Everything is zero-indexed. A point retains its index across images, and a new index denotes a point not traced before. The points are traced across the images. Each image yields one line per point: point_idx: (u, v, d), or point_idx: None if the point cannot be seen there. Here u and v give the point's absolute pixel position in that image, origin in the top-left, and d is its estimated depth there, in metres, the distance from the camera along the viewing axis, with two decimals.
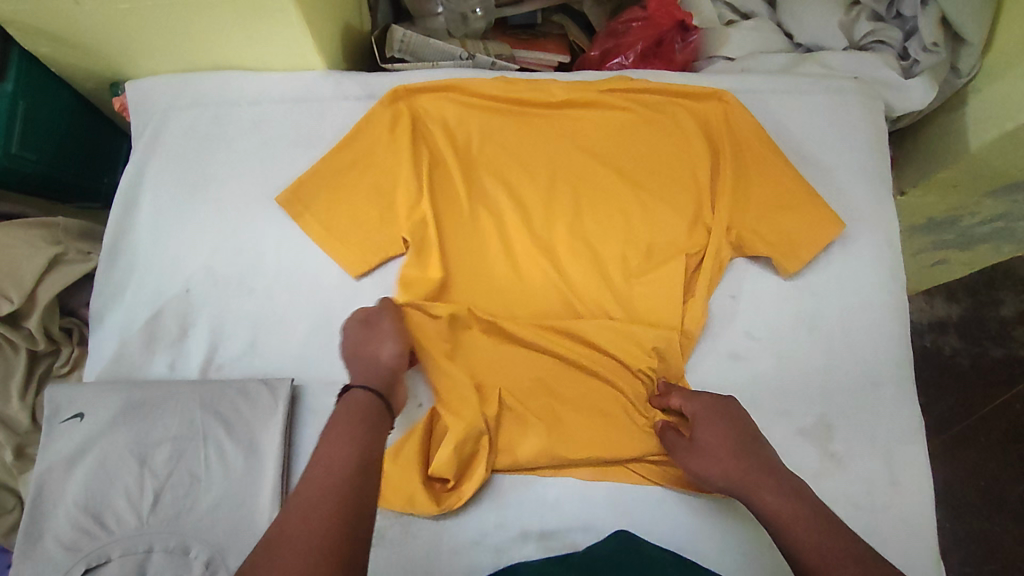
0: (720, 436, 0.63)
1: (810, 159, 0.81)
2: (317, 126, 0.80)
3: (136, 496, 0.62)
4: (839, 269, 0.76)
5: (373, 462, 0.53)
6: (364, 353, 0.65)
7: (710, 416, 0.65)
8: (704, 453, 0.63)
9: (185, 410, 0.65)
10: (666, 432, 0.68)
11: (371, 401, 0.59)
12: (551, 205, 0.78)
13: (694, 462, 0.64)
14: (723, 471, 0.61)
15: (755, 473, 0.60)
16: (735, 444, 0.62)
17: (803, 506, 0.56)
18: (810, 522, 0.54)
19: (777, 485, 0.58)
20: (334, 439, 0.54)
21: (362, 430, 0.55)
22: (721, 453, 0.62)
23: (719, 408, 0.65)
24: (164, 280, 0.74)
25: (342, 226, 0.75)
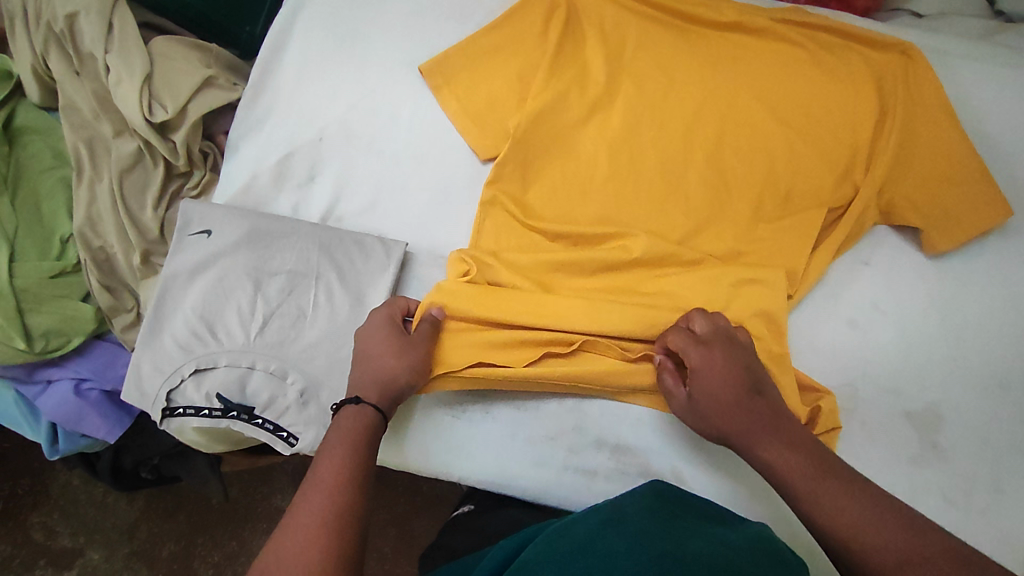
0: (726, 391, 0.58)
1: (988, 136, 0.74)
2: (472, 4, 0.78)
3: (247, 316, 0.66)
4: (990, 259, 0.71)
5: (357, 486, 0.52)
6: (376, 361, 0.61)
7: (712, 370, 0.59)
8: (698, 422, 0.60)
9: (303, 249, 0.67)
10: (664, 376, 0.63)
11: (368, 420, 0.58)
12: (695, 129, 0.74)
13: (693, 415, 0.60)
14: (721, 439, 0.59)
15: (751, 443, 0.57)
16: (734, 403, 0.58)
17: (789, 450, 0.55)
18: (798, 476, 0.53)
19: (770, 438, 0.56)
20: (319, 468, 0.53)
21: (356, 447, 0.55)
22: (722, 413, 0.58)
23: (717, 359, 0.59)
24: (300, 126, 0.75)
25: (478, 107, 0.74)
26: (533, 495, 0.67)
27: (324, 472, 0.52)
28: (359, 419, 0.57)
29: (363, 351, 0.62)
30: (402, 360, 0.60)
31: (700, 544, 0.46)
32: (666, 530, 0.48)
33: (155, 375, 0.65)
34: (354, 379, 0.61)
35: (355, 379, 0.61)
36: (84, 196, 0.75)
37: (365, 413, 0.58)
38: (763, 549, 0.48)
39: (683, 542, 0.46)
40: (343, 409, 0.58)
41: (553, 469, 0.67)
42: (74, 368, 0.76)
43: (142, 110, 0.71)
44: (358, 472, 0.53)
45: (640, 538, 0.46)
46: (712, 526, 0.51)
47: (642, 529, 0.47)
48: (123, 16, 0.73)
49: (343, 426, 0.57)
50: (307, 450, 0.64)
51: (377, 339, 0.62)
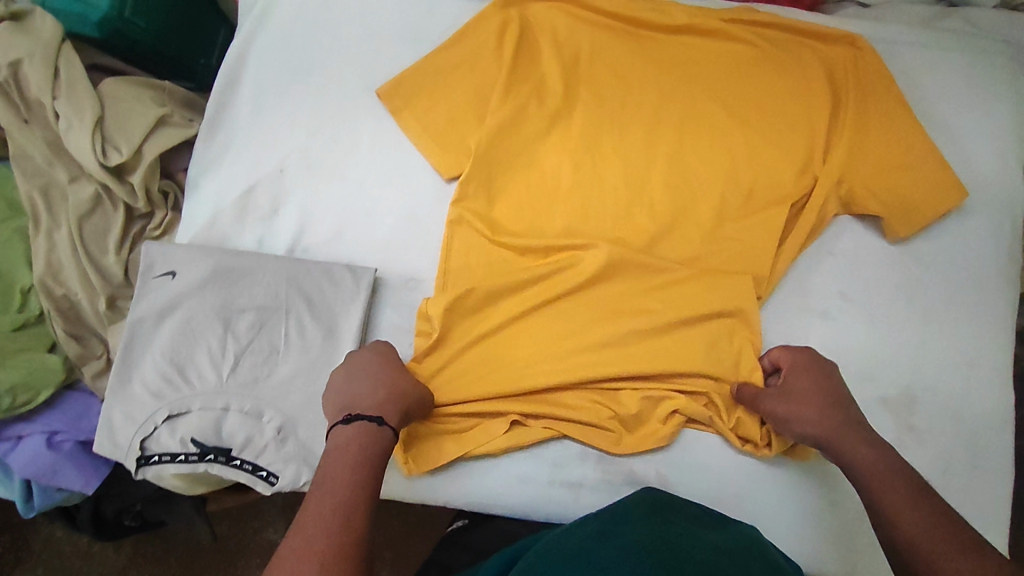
0: (818, 388, 0.62)
1: (940, 121, 0.75)
2: (425, 23, 0.78)
3: (219, 356, 0.65)
4: (950, 240, 0.72)
5: (360, 511, 0.51)
6: (389, 381, 0.61)
7: (812, 370, 0.64)
8: (784, 411, 0.62)
9: (271, 283, 0.67)
10: (744, 385, 0.65)
11: (375, 441, 0.56)
12: (655, 134, 0.74)
13: (784, 405, 0.62)
14: (808, 433, 0.60)
15: (840, 440, 0.58)
16: (823, 397, 0.61)
17: (879, 451, 0.57)
18: (881, 476, 0.55)
19: (860, 436, 0.58)
20: (331, 489, 0.51)
21: (362, 471, 0.53)
22: (814, 406, 0.61)
23: (822, 365, 0.64)
24: (260, 159, 0.74)
25: (439, 126, 0.74)
26: (522, 512, 0.67)
27: (335, 494, 0.51)
28: (371, 437, 0.56)
29: (371, 374, 0.61)
30: (413, 387, 0.62)
31: (692, 547, 0.46)
32: (659, 535, 0.48)
33: (126, 425, 0.63)
34: (366, 397, 0.59)
35: (365, 398, 0.59)
36: (42, 244, 0.73)
37: (384, 433, 0.57)
38: (751, 550, 0.49)
39: (677, 546, 0.46)
40: (355, 424, 0.56)
41: (539, 485, 0.67)
42: (44, 421, 0.74)
43: (95, 154, 0.69)
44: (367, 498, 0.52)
45: (635, 544, 0.46)
46: (703, 529, 0.51)
47: (636, 535, 0.47)
48: (69, 61, 0.73)
49: (350, 447, 0.55)
50: (287, 487, 0.63)
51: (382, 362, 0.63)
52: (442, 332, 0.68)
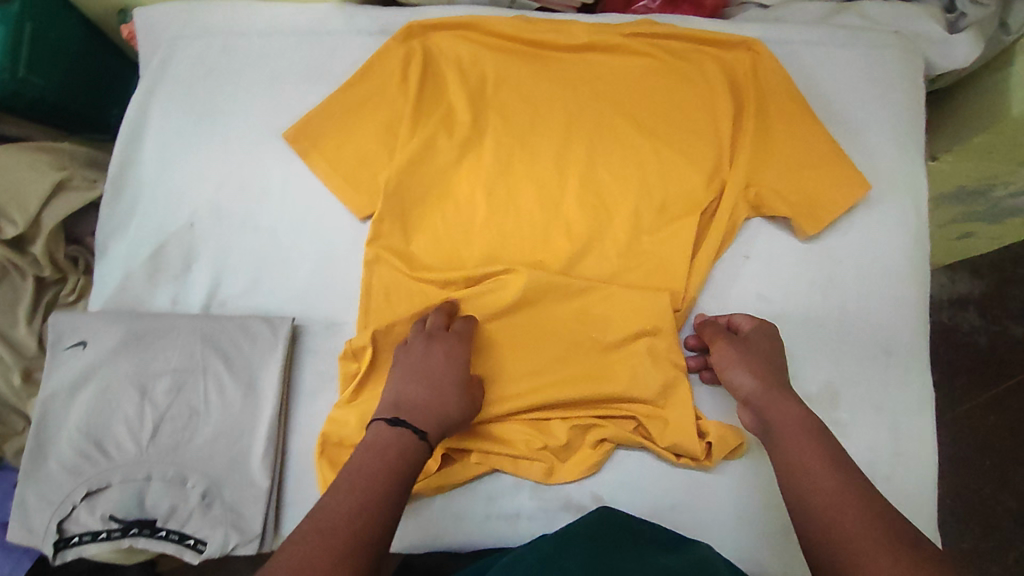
0: (763, 355, 0.65)
1: (841, 117, 0.77)
2: (327, 61, 0.77)
3: (136, 425, 0.63)
4: (860, 234, 0.74)
5: (376, 513, 0.53)
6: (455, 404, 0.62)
7: (761, 339, 0.66)
8: (738, 362, 0.64)
9: (185, 344, 0.66)
10: (705, 327, 0.69)
11: (411, 447, 0.58)
12: (565, 154, 0.75)
13: (732, 364, 0.65)
14: (750, 385, 0.63)
15: (775, 398, 0.61)
16: (771, 361, 0.65)
17: (805, 413, 0.60)
18: (798, 433, 0.58)
19: (793, 400, 0.61)
20: (362, 492, 0.54)
21: (390, 473, 0.56)
22: (756, 369, 0.64)
23: (769, 337, 0.67)
24: (168, 215, 0.73)
25: (349, 165, 0.73)
26: (464, 549, 0.67)
27: (352, 498, 0.53)
28: (410, 445, 0.58)
29: (428, 383, 0.63)
30: (465, 409, 0.63)
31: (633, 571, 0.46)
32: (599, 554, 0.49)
33: (44, 507, 0.61)
34: (416, 406, 0.61)
35: (413, 405, 0.61)
36: None
37: (423, 448, 0.59)
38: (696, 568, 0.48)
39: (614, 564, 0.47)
40: (397, 428, 0.59)
41: (477, 519, 0.66)
42: None
43: None
44: (389, 508, 0.54)
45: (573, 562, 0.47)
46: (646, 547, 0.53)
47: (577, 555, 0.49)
48: None
49: (385, 448, 0.57)
50: (216, 554, 0.61)
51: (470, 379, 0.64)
52: (369, 375, 0.68)
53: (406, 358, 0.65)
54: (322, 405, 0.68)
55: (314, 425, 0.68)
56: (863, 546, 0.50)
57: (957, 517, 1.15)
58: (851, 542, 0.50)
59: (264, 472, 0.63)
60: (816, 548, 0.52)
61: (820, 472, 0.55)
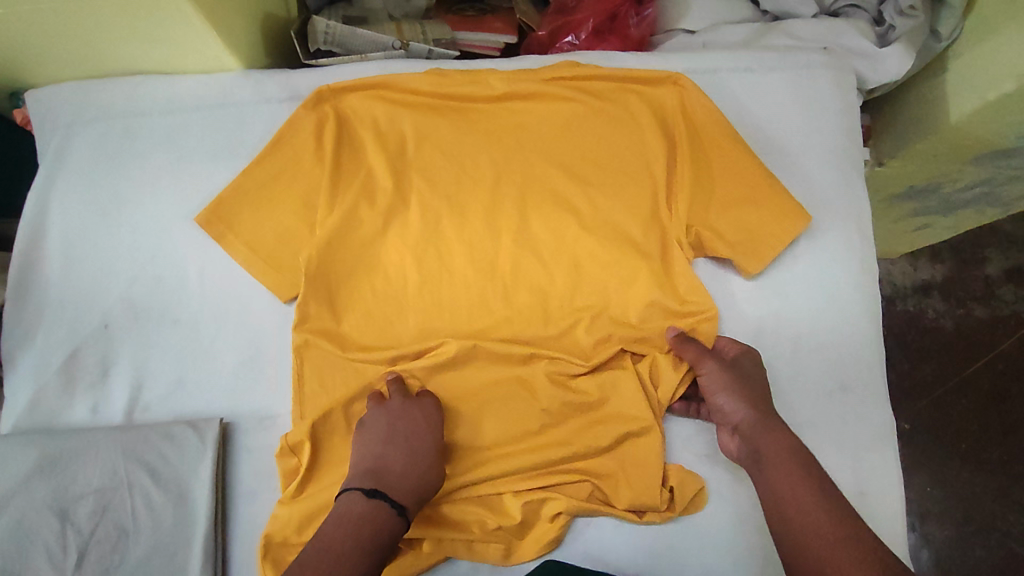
0: (752, 382, 0.64)
1: (776, 144, 0.75)
2: (237, 135, 0.73)
3: (59, 556, 0.59)
4: (805, 266, 0.72)
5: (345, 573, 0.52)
6: (423, 474, 0.60)
7: (744, 364, 0.65)
8: (728, 387, 0.63)
9: (106, 460, 0.62)
10: (686, 346, 0.66)
11: (387, 522, 0.56)
12: (495, 211, 0.71)
13: (722, 392, 0.63)
14: (738, 413, 0.62)
15: (765, 426, 0.60)
16: (761, 390, 0.64)
17: (795, 443, 0.58)
18: (784, 463, 0.57)
19: (783, 429, 0.60)
20: (331, 568, 0.52)
21: (362, 534, 0.54)
22: (746, 396, 0.63)
23: (752, 369, 0.65)
24: (80, 317, 0.69)
25: (269, 246, 0.69)
26: None
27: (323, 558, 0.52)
28: (384, 522, 0.56)
29: (408, 449, 0.60)
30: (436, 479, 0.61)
31: None
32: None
33: None
34: (394, 476, 0.59)
35: (393, 474, 0.59)
36: None
37: (399, 522, 0.57)
38: None
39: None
40: (374, 499, 0.57)
41: None
42: None
43: None
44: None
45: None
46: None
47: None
48: None
49: (354, 518, 0.56)
50: None
51: (434, 446, 0.62)
52: (312, 469, 0.64)
53: (386, 418, 0.62)
54: (261, 506, 0.64)
55: (253, 530, 0.64)
56: None
57: (939, 504, 1.14)
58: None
59: None
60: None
61: (809, 504, 0.53)
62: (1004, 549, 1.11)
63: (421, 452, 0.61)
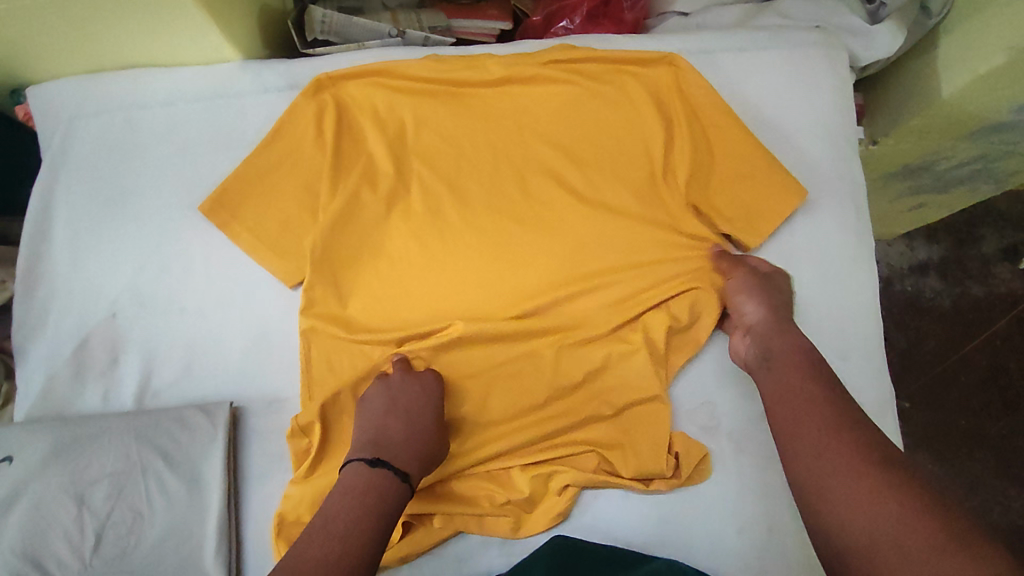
0: (776, 294, 0.66)
1: (771, 122, 0.76)
2: (238, 125, 0.74)
3: (76, 538, 0.60)
4: (802, 240, 0.73)
5: (362, 531, 0.52)
6: (422, 441, 0.61)
7: (772, 280, 0.68)
8: (754, 290, 0.66)
9: (120, 445, 0.63)
10: (722, 259, 0.70)
11: (390, 488, 0.57)
12: (496, 194, 0.72)
13: (742, 297, 0.67)
14: (758, 314, 0.65)
15: (780, 328, 0.63)
16: (783, 299, 0.67)
17: (809, 346, 0.61)
18: (795, 361, 0.59)
19: (798, 333, 0.63)
20: (353, 519, 0.53)
21: (372, 504, 0.55)
22: (765, 302, 0.65)
23: (778, 283, 0.68)
24: (89, 306, 0.70)
25: (273, 233, 0.70)
26: None
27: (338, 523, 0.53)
28: (389, 486, 0.57)
29: (407, 421, 0.62)
30: (436, 448, 0.62)
31: None
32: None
33: None
34: (395, 446, 0.60)
35: (394, 443, 0.60)
36: None
37: (403, 488, 0.58)
38: None
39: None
40: (376, 469, 0.58)
41: None
42: None
43: None
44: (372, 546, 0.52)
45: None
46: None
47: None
48: None
49: (362, 490, 0.56)
50: None
51: (432, 415, 0.63)
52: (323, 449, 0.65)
53: (384, 392, 0.64)
54: (274, 487, 0.66)
55: (265, 511, 0.65)
56: (827, 464, 0.50)
57: (941, 479, 1.15)
58: (835, 458, 0.50)
59: (218, 570, 0.61)
60: (799, 462, 0.52)
61: (813, 398, 0.55)
62: (1006, 521, 1.12)
63: (419, 421, 0.62)
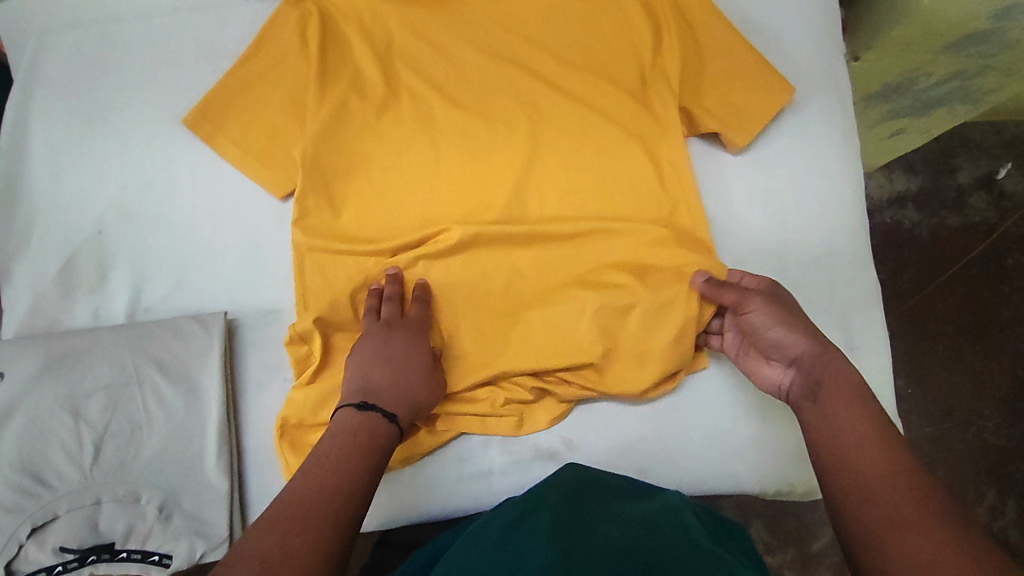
0: (796, 316, 0.59)
1: (756, 25, 0.76)
2: (216, 37, 0.72)
3: (75, 450, 0.59)
4: (789, 140, 0.73)
5: (352, 484, 0.49)
6: (412, 386, 0.60)
7: (775, 301, 0.60)
8: (784, 321, 0.58)
9: (114, 358, 0.62)
10: (722, 291, 0.61)
11: (381, 435, 0.55)
12: (486, 101, 0.71)
13: (773, 334, 0.58)
14: (800, 346, 0.57)
15: (826, 358, 0.56)
16: (800, 316, 0.60)
17: (860, 378, 0.55)
18: (848, 398, 0.53)
19: (845, 362, 0.56)
20: (340, 470, 0.50)
21: (366, 452, 0.52)
22: (797, 335, 0.57)
23: (782, 302, 0.60)
24: (73, 224, 0.68)
25: (260, 145, 0.68)
26: (440, 516, 0.66)
27: (328, 473, 0.49)
28: (380, 430, 0.55)
29: (395, 367, 0.60)
30: (429, 390, 0.61)
31: (606, 529, 0.47)
32: (576, 520, 0.48)
33: None
34: (384, 391, 0.58)
35: (382, 390, 0.58)
36: None
37: (391, 431, 0.56)
38: (668, 520, 0.50)
39: (590, 532, 0.46)
40: (364, 413, 0.55)
41: (450, 485, 0.66)
42: None
43: None
44: (360, 486, 0.50)
45: (547, 533, 0.46)
46: (616, 502, 0.52)
47: (548, 521, 0.48)
48: None
49: (358, 436, 0.53)
50: (183, 565, 0.58)
51: (420, 362, 0.61)
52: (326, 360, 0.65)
53: (371, 345, 0.61)
54: (273, 396, 0.65)
55: (265, 419, 0.65)
56: (905, 520, 0.43)
57: (918, 401, 1.15)
58: (911, 513, 0.44)
59: (220, 477, 0.60)
60: (855, 518, 0.46)
61: (867, 441, 0.49)
62: (981, 440, 1.12)
63: (408, 367, 0.60)
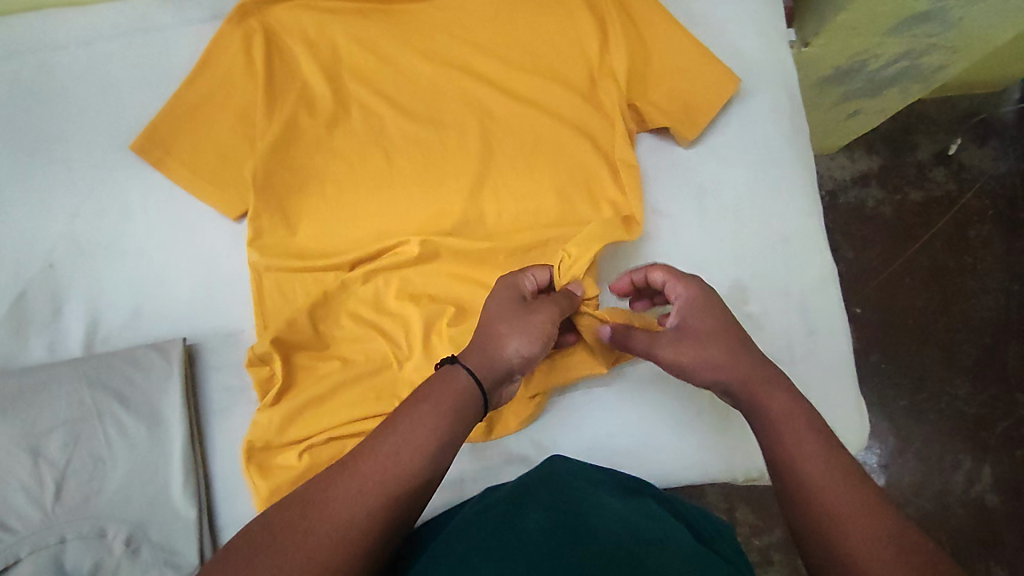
0: (714, 342, 0.54)
1: (701, 19, 0.77)
2: (160, 61, 0.71)
3: (35, 490, 0.57)
4: (739, 130, 0.74)
5: (393, 478, 0.46)
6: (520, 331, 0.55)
7: (689, 336, 0.55)
8: (699, 362, 0.54)
9: (72, 392, 0.61)
10: (631, 340, 0.57)
11: (458, 398, 0.50)
12: (436, 109, 0.71)
13: (692, 375, 0.55)
14: (724, 381, 0.53)
15: (757, 388, 0.51)
16: (724, 338, 0.55)
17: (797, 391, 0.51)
18: (787, 410, 0.49)
19: (781, 377, 0.52)
20: (397, 454, 0.47)
21: (436, 429, 0.48)
22: (713, 366, 0.53)
23: (700, 331, 0.55)
24: (22, 258, 0.67)
25: (210, 167, 0.68)
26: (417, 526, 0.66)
27: (377, 459, 0.46)
28: (463, 403, 0.51)
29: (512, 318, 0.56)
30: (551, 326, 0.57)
31: (594, 521, 0.46)
32: (565, 512, 0.47)
33: None
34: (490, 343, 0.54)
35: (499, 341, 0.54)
36: None
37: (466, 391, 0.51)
38: (660, 522, 0.48)
39: (580, 525, 0.45)
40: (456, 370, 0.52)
41: None
42: None
43: None
44: (401, 474, 0.46)
45: (538, 530, 0.45)
46: (600, 493, 0.51)
47: (541, 515, 0.47)
48: None
49: (425, 406, 0.49)
50: None
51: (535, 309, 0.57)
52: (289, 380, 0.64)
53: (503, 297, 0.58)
54: (238, 419, 0.65)
55: (232, 443, 0.64)
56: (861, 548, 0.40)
57: (891, 376, 1.16)
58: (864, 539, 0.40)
59: (189, 505, 0.60)
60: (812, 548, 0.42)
61: (811, 451, 0.46)
62: (954, 409, 1.14)
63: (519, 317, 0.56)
